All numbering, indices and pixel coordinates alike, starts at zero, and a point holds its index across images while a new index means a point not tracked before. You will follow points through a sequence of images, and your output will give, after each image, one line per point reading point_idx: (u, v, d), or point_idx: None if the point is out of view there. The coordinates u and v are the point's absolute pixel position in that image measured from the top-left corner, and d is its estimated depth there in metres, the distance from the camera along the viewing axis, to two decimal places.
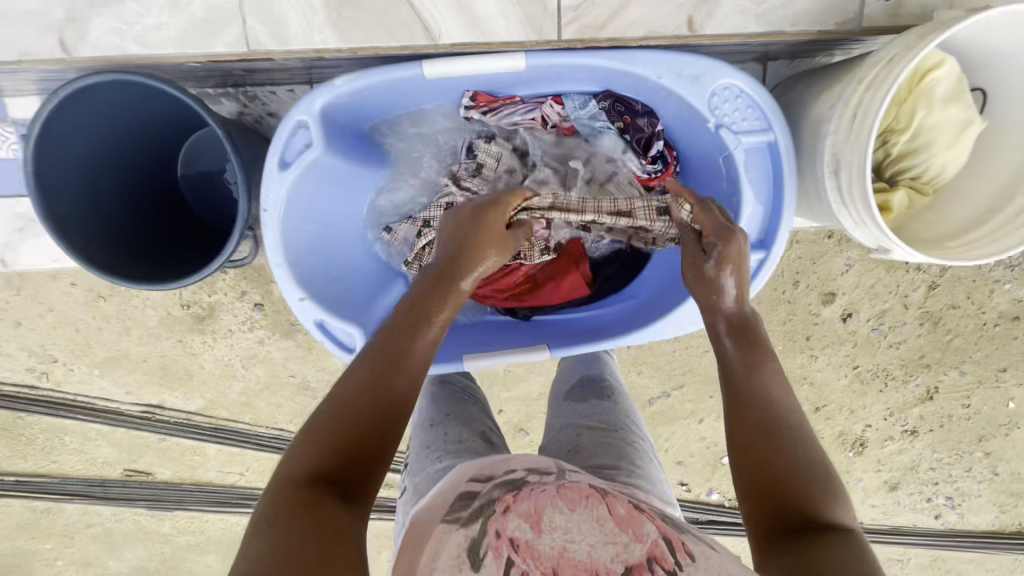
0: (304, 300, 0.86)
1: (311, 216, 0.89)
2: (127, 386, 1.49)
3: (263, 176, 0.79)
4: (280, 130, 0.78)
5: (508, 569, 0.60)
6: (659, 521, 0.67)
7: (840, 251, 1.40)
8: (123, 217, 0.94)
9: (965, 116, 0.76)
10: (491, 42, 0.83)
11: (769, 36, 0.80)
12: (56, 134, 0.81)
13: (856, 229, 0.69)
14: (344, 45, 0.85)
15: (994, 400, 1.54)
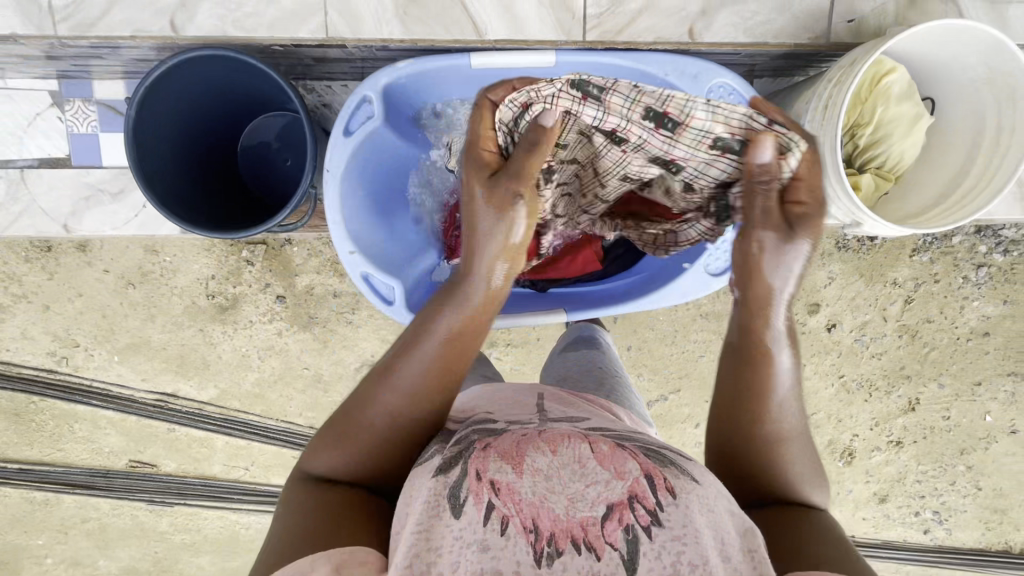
0: (353, 254, 0.94)
1: (364, 184, 0.99)
2: (144, 374, 1.54)
3: (330, 141, 0.91)
4: (349, 102, 0.91)
5: (489, 511, 0.60)
6: (641, 458, 0.65)
7: (823, 265, 1.53)
8: (188, 180, 1.02)
9: (916, 111, 0.88)
10: (528, 39, 0.98)
11: (755, 46, 0.96)
12: (157, 95, 0.91)
13: (832, 203, 0.80)
14: (407, 37, 0.99)
15: (972, 414, 1.63)
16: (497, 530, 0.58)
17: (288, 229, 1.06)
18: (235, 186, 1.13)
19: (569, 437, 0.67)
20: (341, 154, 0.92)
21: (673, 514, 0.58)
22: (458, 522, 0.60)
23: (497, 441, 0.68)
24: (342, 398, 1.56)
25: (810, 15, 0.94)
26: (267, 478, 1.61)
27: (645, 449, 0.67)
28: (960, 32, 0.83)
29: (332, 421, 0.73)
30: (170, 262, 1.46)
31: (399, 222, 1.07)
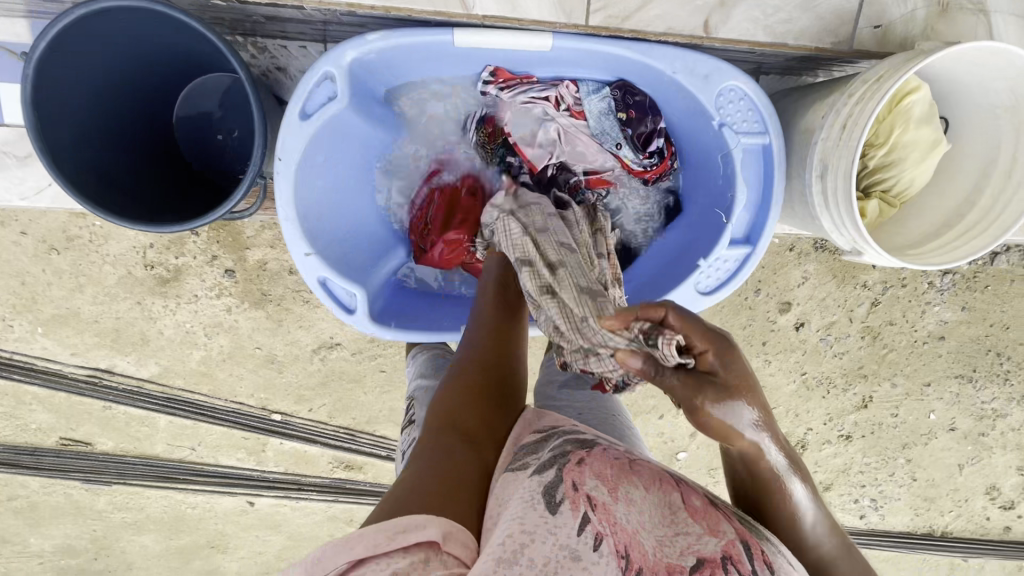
0: (310, 255, 0.84)
1: (323, 172, 0.88)
2: (73, 348, 1.39)
3: (282, 124, 0.78)
4: (305, 79, 0.77)
5: (584, 525, 0.55)
6: (736, 522, 0.59)
7: (799, 264, 1.51)
8: (117, 153, 0.89)
9: (935, 136, 0.81)
10: (522, 19, 0.84)
11: (773, 47, 0.87)
12: (63, 55, 0.77)
13: (835, 230, 0.75)
14: (379, 3, 0.82)
15: (918, 411, 1.70)
16: (590, 544, 0.53)
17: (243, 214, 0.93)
18: (174, 160, 1.01)
19: (663, 480, 0.64)
20: (296, 140, 0.79)
21: None
22: (552, 519, 0.55)
23: (593, 460, 0.64)
24: (298, 379, 1.47)
25: (836, 16, 0.86)
26: (215, 458, 1.53)
27: (741, 518, 0.62)
28: (993, 56, 0.77)
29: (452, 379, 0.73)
30: (99, 227, 1.30)
31: (358, 211, 0.99)
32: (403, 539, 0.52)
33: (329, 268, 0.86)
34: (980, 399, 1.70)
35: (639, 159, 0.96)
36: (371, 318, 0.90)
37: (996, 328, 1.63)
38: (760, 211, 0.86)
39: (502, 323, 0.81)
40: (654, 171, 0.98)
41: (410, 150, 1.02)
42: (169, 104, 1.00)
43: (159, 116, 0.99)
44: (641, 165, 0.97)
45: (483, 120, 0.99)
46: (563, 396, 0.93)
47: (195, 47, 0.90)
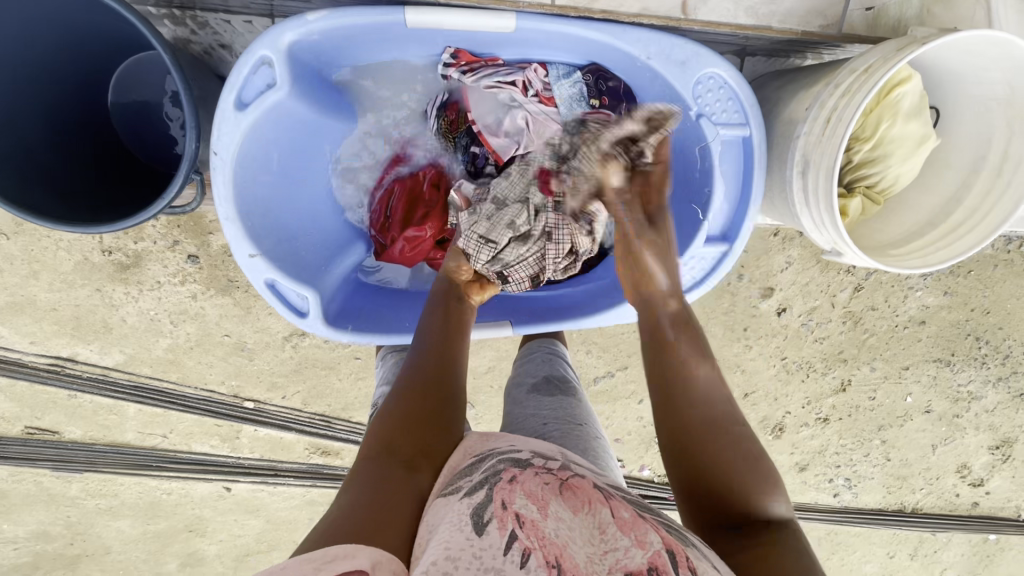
0: (255, 257, 0.79)
1: (269, 166, 0.82)
2: (32, 336, 1.34)
3: (216, 116, 0.72)
4: (240, 64, 0.71)
5: (510, 542, 0.51)
6: (664, 532, 0.56)
7: (782, 249, 1.48)
8: (43, 146, 0.88)
9: (923, 132, 0.76)
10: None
11: (757, 31, 0.82)
12: None
13: (815, 230, 0.71)
14: None
15: (895, 395, 1.71)
16: (518, 561, 0.49)
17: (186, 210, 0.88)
18: (111, 150, 0.99)
19: (592, 500, 0.60)
20: (234, 130, 0.73)
21: None
22: (478, 540, 0.52)
23: (522, 480, 0.61)
24: (269, 366, 1.44)
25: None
26: (188, 445, 1.51)
27: (667, 525, 0.59)
28: (989, 44, 0.73)
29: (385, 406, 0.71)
30: None
31: (312, 206, 0.93)
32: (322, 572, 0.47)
33: (275, 270, 0.81)
34: (957, 382, 1.71)
35: None
36: (325, 321, 0.85)
37: (976, 313, 1.62)
38: (737, 208, 0.82)
39: (446, 329, 0.79)
40: None
41: (368, 137, 0.96)
42: (101, 94, 0.98)
43: (93, 105, 0.97)
44: None
45: (446, 107, 0.93)
46: (530, 404, 0.90)
47: (119, 27, 0.88)
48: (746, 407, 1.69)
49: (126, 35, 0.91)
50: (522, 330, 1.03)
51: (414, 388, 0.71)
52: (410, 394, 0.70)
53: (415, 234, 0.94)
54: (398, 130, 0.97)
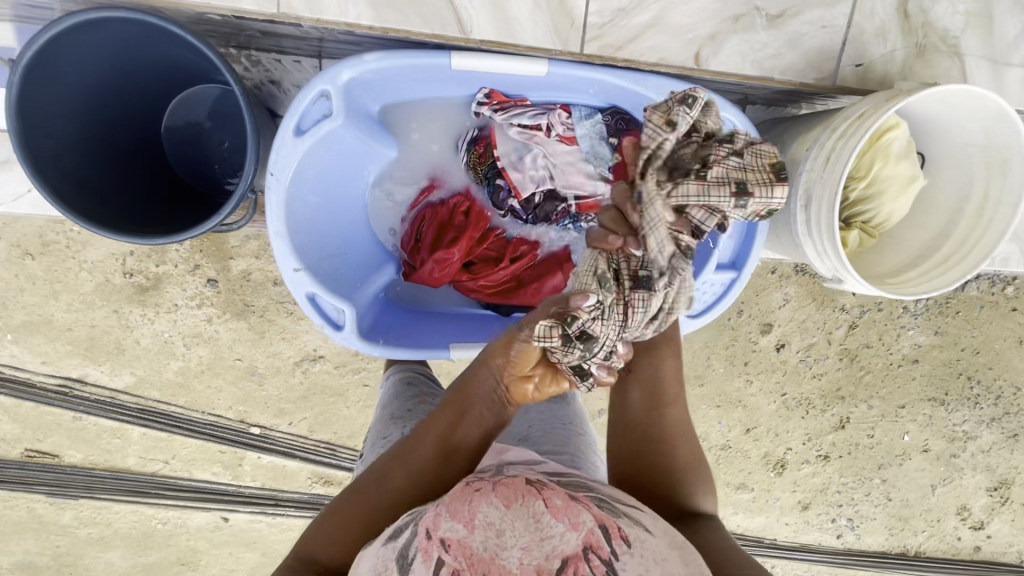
0: (299, 271, 0.81)
1: (315, 186, 0.86)
2: (43, 356, 1.34)
3: (276, 141, 0.76)
4: (301, 96, 0.76)
5: (438, 569, 0.54)
6: (595, 509, 0.61)
7: (780, 286, 1.54)
8: (99, 167, 0.91)
9: (911, 172, 0.82)
10: (518, 45, 0.86)
11: (761, 80, 0.90)
12: (50, 66, 0.80)
13: (819, 258, 0.77)
14: (376, 23, 0.83)
15: (893, 433, 1.74)
16: None
17: (232, 228, 0.92)
18: (161, 176, 1.03)
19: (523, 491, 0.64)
20: (292, 155, 0.78)
21: (628, 563, 0.55)
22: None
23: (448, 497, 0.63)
24: (278, 391, 1.44)
25: (819, 52, 0.89)
26: (189, 472, 1.49)
27: (598, 498, 0.64)
28: (970, 97, 0.82)
29: (343, 496, 0.72)
30: (78, 234, 1.27)
31: (349, 228, 0.96)
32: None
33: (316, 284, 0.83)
34: (952, 421, 1.75)
35: None
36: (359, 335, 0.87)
37: (966, 353, 1.68)
38: (746, 237, 0.86)
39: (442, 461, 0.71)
40: None
41: (400, 165, 1.01)
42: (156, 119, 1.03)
43: (145, 133, 1.02)
44: None
45: (474, 140, 0.96)
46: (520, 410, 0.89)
47: (178, 64, 0.95)
48: (747, 443, 1.71)
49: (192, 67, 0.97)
50: None
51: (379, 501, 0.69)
52: (367, 505, 0.69)
53: (443, 255, 0.97)
54: (429, 160, 1.01)
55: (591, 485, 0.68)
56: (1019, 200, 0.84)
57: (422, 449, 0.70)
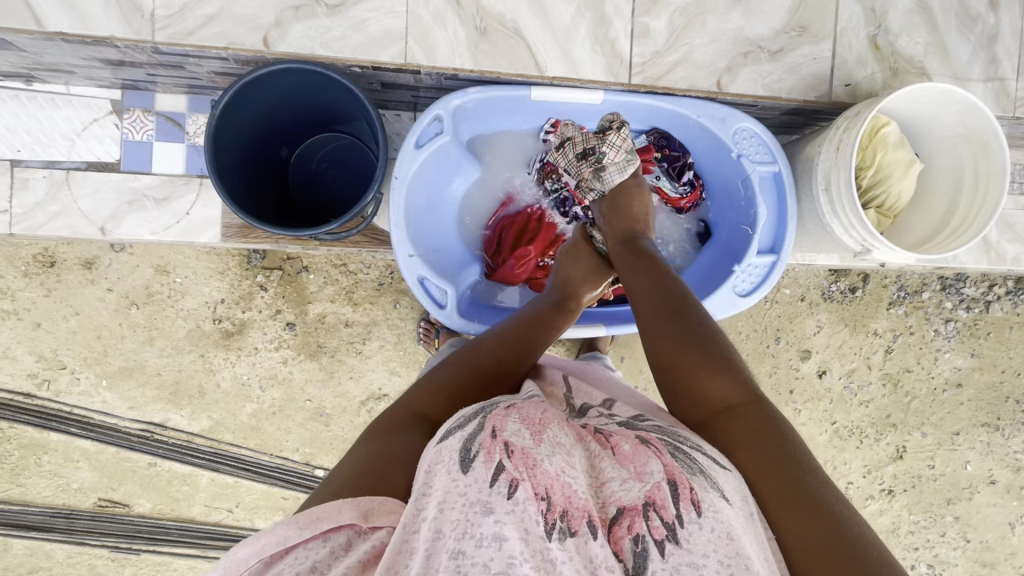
0: (413, 257, 0.93)
1: (421, 193, 0.99)
2: (132, 402, 1.45)
3: (400, 152, 0.91)
4: (420, 118, 0.91)
5: (497, 472, 0.56)
6: (668, 458, 0.61)
7: (812, 313, 1.64)
8: (246, 178, 0.94)
9: (911, 156, 0.96)
10: (580, 78, 0.97)
11: (772, 99, 0.98)
12: (249, 94, 0.85)
13: (845, 231, 0.90)
14: (475, 67, 0.94)
15: (954, 462, 1.71)
16: (504, 493, 0.55)
17: (341, 238, 1.00)
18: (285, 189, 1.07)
19: (588, 436, 0.67)
20: (409, 165, 0.92)
21: (692, 534, 0.55)
22: (464, 478, 0.56)
23: (517, 408, 0.67)
24: (343, 433, 1.51)
25: (816, 77, 0.98)
26: (251, 521, 1.50)
27: (671, 448, 0.63)
28: (940, 95, 0.92)
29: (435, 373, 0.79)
30: (179, 284, 1.44)
31: (443, 232, 1.07)
32: (310, 532, 0.55)
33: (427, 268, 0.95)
34: (1012, 449, 1.72)
35: (675, 187, 1.07)
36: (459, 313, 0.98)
37: (1008, 374, 1.71)
38: (779, 227, 0.98)
39: (528, 334, 0.87)
40: (687, 198, 1.08)
41: (485, 185, 1.12)
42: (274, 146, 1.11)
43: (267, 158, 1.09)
44: (677, 194, 1.08)
45: (542, 162, 1.09)
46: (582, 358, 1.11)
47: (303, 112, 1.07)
48: None
49: (318, 121, 1.02)
50: (613, 330, 1.16)
51: (478, 365, 0.80)
52: (468, 368, 0.79)
53: (523, 252, 1.09)
54: (509, 180, 1.13)
55: (668, 436, 0.66)
56: (1005, 171, 0.91)
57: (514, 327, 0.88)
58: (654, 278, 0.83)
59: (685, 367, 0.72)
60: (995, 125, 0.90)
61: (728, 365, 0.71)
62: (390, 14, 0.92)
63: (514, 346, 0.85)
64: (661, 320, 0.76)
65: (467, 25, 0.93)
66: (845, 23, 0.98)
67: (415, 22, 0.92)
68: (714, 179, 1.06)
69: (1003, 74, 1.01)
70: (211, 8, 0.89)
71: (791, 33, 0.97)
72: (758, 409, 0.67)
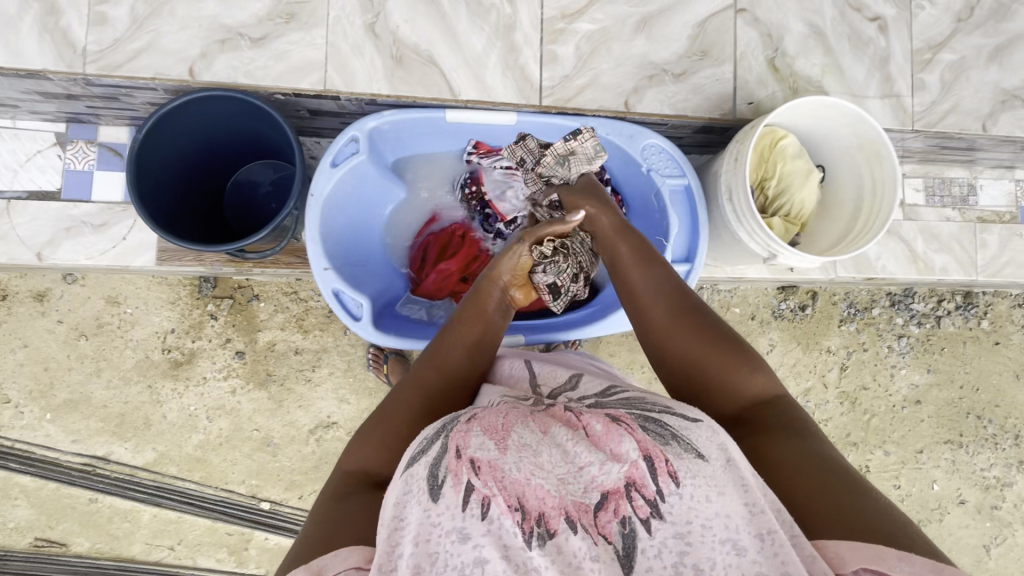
0: (326, 269, 0.96)
1: (341, 210, 1.03)
2: (75, 435, 1.43)
3: (316, 170, 0.95)
4: (337, 138, 0.96)
5: (469, 494, 0.59)
6: (639, 434, 0.63)
7: (764, 332, 1.65)
8: (173, 199, 1.00)
9: (809, 166, 1.01)
10: (493, 100, 1.04)
11: (678, 117, 1.06)
12: (172, 120, 0.91)
13: (749, 236, 0.93)
14: (391, 92, 1.02)
15: (921, 482, 1.68)
16: (478, 514, 0.58)
17: (252, 256, 1.01)
18: (219, 209, 1.12)
19: (561, 421, 0.68)
20: (327, 182, 0.96)
21: (674, 505, 0.59)
22: (436, 506, 0.59)
23: (478, 418, 0.68)
24: (292, 463, 1.48)
25: (719, 96, 1.06)
26: (194, 559, 1.46)
27: (642, 420, 0.66)
28: (830, 109, 0.97)
29: (369, 421, 0.76)
30: (130, 314, 1.45)
31: (368, 249, 1.13)
32: None
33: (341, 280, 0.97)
34: (978, 466, 1.70)
35: None
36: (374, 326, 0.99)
37: (967, 390, 1.71)
38: (692, 235, 1.01)
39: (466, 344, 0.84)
40: None
41: (411, 204, 1.17)
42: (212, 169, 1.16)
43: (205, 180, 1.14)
44: None
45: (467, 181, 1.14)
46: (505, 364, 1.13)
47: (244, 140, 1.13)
48: None
49: (252, 148, 1.08)
50: (534, 340, 1.18)
51: (409, 402, 0.77)
52: (399, 409, 0.76)
53: (443, 267, 1.14)
54: (434, 197, 1.18)
55: (637, 408, 0.69)
56: (896, 179, 0.96)
57: (446, 347, 0.83)
58: (661, 277, 0.83)
59: (712, 367, 0.75)
60: (884, 137, 0.95)
61: (750, 361, 0.75)
62: (311, 46, 1.00)
63: (445, 369, 0.82)
64: (689, 320, 0.78)
65: (384, 55, 1.01)
66: (743, 47, 1.07)
67: (332, 53, 1.01)
68: (631, 195, 1.11)
69: (900, 91, 1.11)
70: (141, 42, 0.97)
71: (692, 57, 1.06)
72: (788, 405, 0.73)
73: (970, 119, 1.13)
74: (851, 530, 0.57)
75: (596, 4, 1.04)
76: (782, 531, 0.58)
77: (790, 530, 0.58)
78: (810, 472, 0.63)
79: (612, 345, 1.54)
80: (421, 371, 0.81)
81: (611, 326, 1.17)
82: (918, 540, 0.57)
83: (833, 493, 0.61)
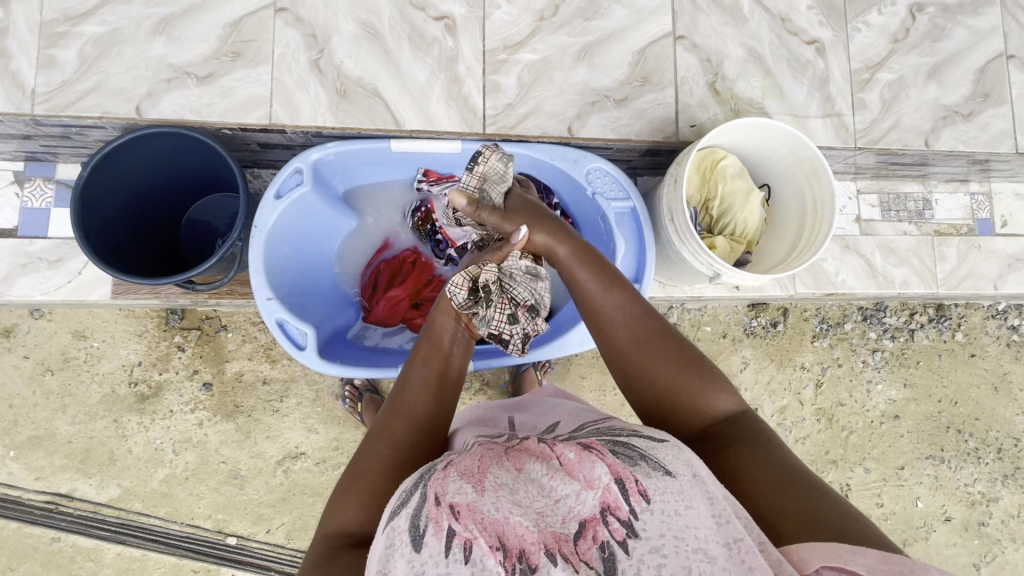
0: (271, 300, 0.98)
1: (288, 240, 1.06)
2: (38, 472, 1.42)
3: (261, 202, 0.98)
4: (281, 171, 0.99)
5: (451, 540, 0.55)
6: (610, 458, 0.62)
7: (736, 349, 1.64)
8: (117, 234, 1.03)
9: (748, 186, 1.05)
10: (438, 129, 1.08)
11: (620, 141, 1.11)
12: (114, 160, 0.95)
13: (693, 256, 0.95)
14: (336, 125, 1.07)
15: (904, 500, 1.65)
16: (461, 558, 0.54)
17: (198, 287, 1.03)
18: (170, 242, 1.15)
19: (531, 453, 0.66)
20: (272, 213, 0.99)
21: (648, 521, 0.57)
22: (419, 556, 0.55)
23: (455, 463, 0.64)
24: (259, 495, 1.46)
25: (661, 120, 1.11)
26: None
27: (611, 444, 0.64)
28: (764, 130, 0.99)
29: (343, 478, 0.70)
30: (96, 348, 1.45)
31: (316, 278, 1.15)
32: None
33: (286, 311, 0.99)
34: (962, 482, 1.67)
35: None
36: (320, 355, 1.01)
37: (945, 404, 1.69)
38: (639, 257, 1.04)
39: (433, 390, 0.78)
40: None
41: (362, 231, 1.20)
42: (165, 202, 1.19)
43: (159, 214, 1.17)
44: None
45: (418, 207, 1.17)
46: None
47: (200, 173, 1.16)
48: None
49: (201, 182, 1.12)
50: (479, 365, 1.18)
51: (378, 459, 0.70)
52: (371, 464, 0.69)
53: (393, 294, 1.17)
54: (385, 224, 1.21)
55: (605, 435, 0.68)
56: (833, 195, 0.97)
57: (410, 396, 0.76)
58: (626, 299, 0.80)
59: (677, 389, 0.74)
60: (818, 155, 0.96)
61: (712, 380, 0.74)
62: (255, 82, 1.06)
63: (413, 418, 0.75)
64: (656, 341, 0.77)
65: (328, 88, 1.06)
66: (684, 72, 1.12)
67: (279, 89, 1.06)
68: (580, 217, 1.13)
69: (840, 110, 1.16)
70: (88, 83, 1.03)
71: (633, 83, 1.11)
72: (753, 421, 0.72)
73: (913, 135, 1.18)
74: (819, 534, 0.57)
75: (537, 36, 1.10)
76: (749, 538, 0.57)
77: (756, 537, 0.57)
78: (775, 482, 0.62)
79: (584, 367, 1.53)
80: (387, 423, 0.74)
81: (561, 349, 1.17)
82: (871, 536, 0.57)
83: (798, 508, 0.60)
